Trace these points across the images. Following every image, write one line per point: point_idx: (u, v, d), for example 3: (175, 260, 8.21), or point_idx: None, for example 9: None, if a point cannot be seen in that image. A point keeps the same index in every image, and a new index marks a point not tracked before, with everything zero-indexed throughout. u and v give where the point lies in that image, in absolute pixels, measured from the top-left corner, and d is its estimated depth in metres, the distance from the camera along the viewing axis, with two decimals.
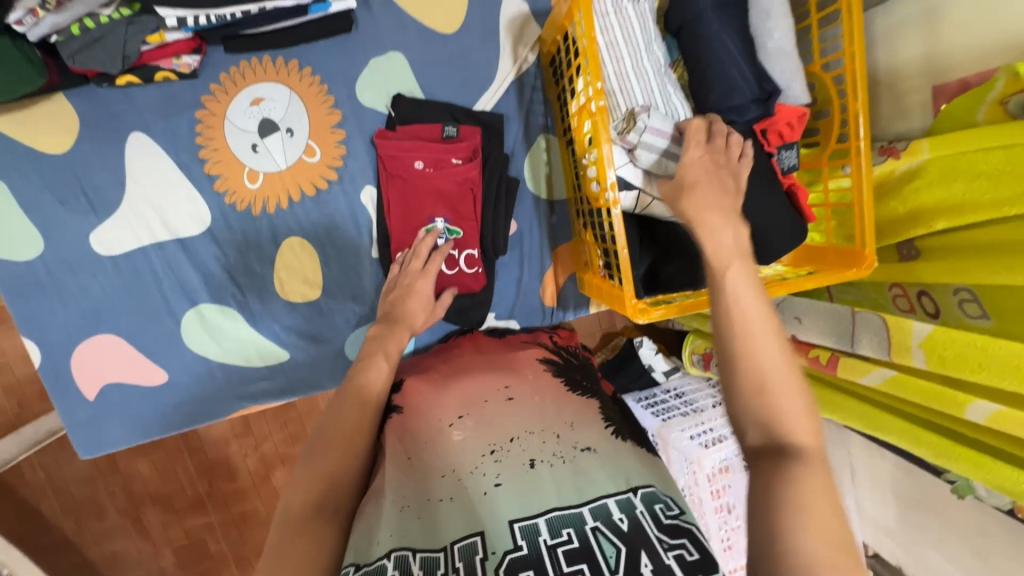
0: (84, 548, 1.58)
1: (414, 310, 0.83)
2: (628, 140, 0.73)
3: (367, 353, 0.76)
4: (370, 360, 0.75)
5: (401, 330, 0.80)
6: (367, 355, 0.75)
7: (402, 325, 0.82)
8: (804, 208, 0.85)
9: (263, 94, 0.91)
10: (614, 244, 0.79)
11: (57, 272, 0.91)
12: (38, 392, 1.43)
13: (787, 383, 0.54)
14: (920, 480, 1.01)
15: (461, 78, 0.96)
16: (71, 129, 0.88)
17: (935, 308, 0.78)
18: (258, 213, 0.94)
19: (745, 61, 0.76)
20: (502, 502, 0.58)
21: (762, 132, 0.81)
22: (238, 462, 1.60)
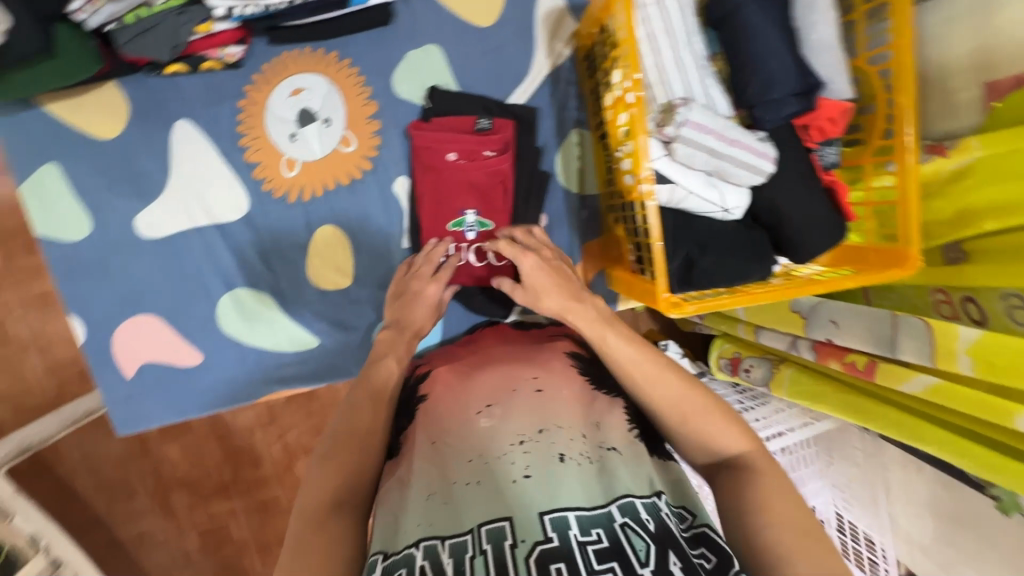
0: (114, 528, 1.63)
1: (422, 318, 0.84)
2: (666, 133, 0.75)
3: (378, 355, 0.77)
4: (380, 362, 0.76)
5: (406, 335, 0.81)
6: (377, 357, 0.76)
7: (407, 328, 0.81)
8: (845, 205, 0.82)
9: (302, 85, 0.94)
10: (648, 237, 0.78)
11: (104, 254, 0.95)
12: (77, 374, 1.49)
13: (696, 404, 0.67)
14: (961, 496, 0.98)
15: (496, 71, 0.97)
16: (121, 116, 0.91)
17: (981, 314, 0.76)
18: (294, 200, 0.96)
19: (789, 52, 0.73)
20: (531, 493, 0.57)
21: (803, 128, 0.81)
22: (262, 450, 1.63)
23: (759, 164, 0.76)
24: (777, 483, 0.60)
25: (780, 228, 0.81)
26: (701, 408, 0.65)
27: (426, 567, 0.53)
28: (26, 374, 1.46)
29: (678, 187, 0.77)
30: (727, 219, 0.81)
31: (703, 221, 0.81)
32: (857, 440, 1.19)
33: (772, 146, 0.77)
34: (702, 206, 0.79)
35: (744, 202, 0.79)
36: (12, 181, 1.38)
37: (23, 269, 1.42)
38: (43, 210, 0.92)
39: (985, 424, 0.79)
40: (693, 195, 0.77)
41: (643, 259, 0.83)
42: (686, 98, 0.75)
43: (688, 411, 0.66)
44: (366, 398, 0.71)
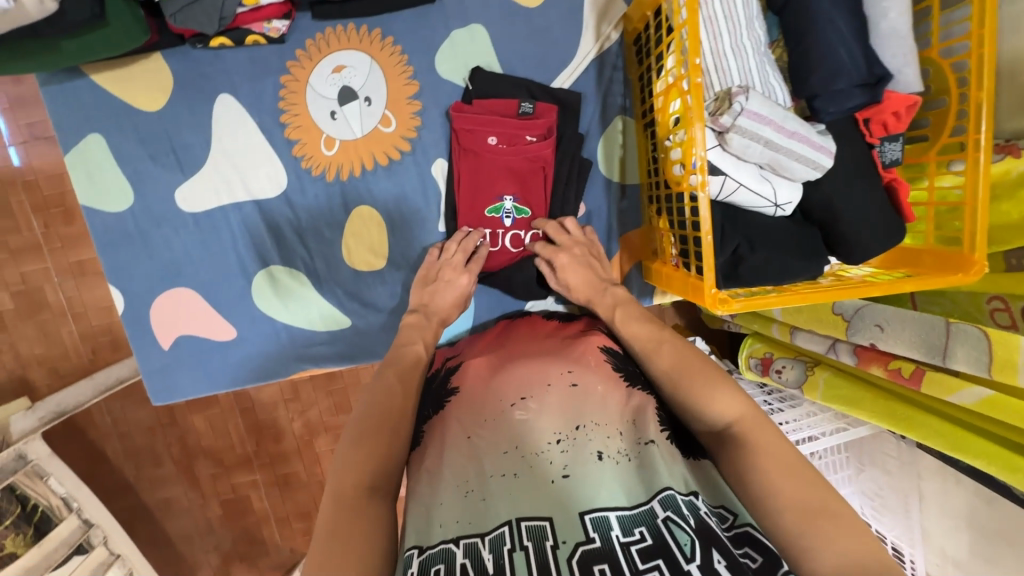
0: (141, 492, 1.68)
1: (447, 305, 0.86)
2: (720, 123, 0.71)
3: (405, 342, 0.78)
4: (408, 348, 0.77)
5: (433, 322, 0.83)
6: (404, 343, 0.78)
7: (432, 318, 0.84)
8: (904, 206, 0.78)
9: (345, 62, 0.92)
10: (694, 231, 0.76)
11: (145, 225, 0.96)
12: (110, 342, 1.52)
13: (702, 372, 0.68)
14: (1002, 509, 0.94)
15: (540, 54, 0.95)
16: (165, 87, 0.91)
17: None
18: (332, 179, 0.96)
19: (856, 42, 0.70)
20: (572, 491, 0.56)
21: (865, 122, 0.77)
22: (284, 425, 1.66)
23: (817, 159, 0.72)
24: (829, 488, 0.57)
25: (834, 224, 0.77)
26: (721, 400, 0.65)
27: (466, 565, 0.51)
28: (63, 340, 1.50)
29: (729, 179, 0.74)
30: (777, 215, 0.78)
31: (751, 216, 0.78)
32: (892, 447, 1.13)
33: (831, 140, 0.74)
34: (752, 201, 0.76)
35: (796, 197, 0.76)
36: (55, 150, 1.41)
37: (63, 237, 1.45)
38: (87, 179, 0.93)
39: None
40: (744, 188, 0.74)
41: (687, 253, 0.81)
42: (745, 86, 0.70)
43: (681, 375, 0.69)
44: (394, 378, 0.71)
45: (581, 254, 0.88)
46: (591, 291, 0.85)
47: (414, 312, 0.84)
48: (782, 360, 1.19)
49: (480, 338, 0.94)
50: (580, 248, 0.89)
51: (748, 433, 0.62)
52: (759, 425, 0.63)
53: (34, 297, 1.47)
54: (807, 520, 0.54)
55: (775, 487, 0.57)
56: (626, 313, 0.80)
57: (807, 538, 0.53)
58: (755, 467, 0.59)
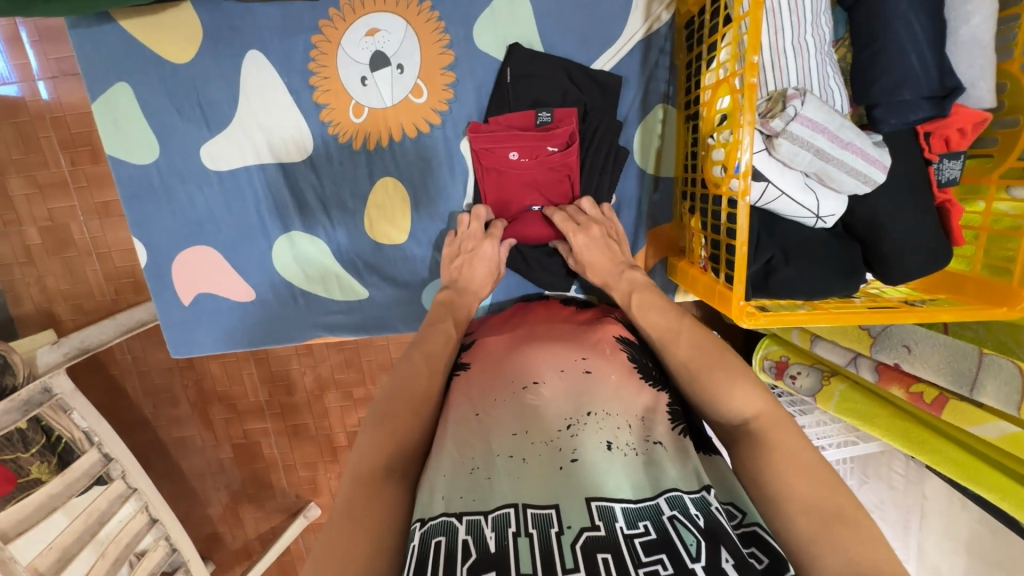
0: (158, 428, 1.75)
1: (478, 278, 0.87)
2: (771, 127, 0.67)
3: (435, 319, 0.79)
4: (438, 326, 0.78)
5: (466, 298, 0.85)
6: (435, 322, 0.78)
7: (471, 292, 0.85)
8: (955, 229, 0.74)
9: (379, 25, 0.88)
10: (728, 237, 0.73)
11: (169, 180, 0.95)
12: (133, 284, 1.54)
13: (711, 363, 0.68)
14: (1005, 540, 0.93)
15: (584, 32, 0.89)
16: (195, 39, 0.89)
17: None
18: (358, 147, 0.94)
19: (930, 48, 0.65)
20: (578, 477, 0.56)
21: (925, 136, 0.71)
22: (296, 379, 1.69)
23: (868, 172, 0.68)
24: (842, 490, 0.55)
25: (877, 242, 0.74)
26: (737, 396, 0.63)
27: (469, 542, 0.51)
28: (87, 278, 1.53)
29: (771, 185, 0.71)
30: (818, 226, 0.75)
31: (790, 226, 0.75)
32: (899, 465, 1.12)
33: (887, 153, 0.69)
34: (793, 210, 0.73)
35: (840, 210, 0.73)
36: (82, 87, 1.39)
37: (88, 175, 1.45)
38: (113, 129, 0.92)
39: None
40: (786, 197, 0.72)
41: (717, 260, 0.78)
42: (802, 88, 0.66)
43: (698, 368, 0.68)
44: (421, 359, 0.71)
45: (599, 234, 0.86)
46: (607, 274, 0.85)
47: (445, 290, 0.85)
48: (796, 364, 1.17)
49: (488, 321, 0.93)
50: (597, 228, 0.87)
51: (765, 430, 0.61)
52: (779, 422, 0.61)
53: (61, 233, 1.49)
54: (820, 526, 0.52)
55: (793, 492, 0.55)
56: (643, 299, 0.79)
57: (815, 547, 0.52)
58: (776, 468, 0.57)
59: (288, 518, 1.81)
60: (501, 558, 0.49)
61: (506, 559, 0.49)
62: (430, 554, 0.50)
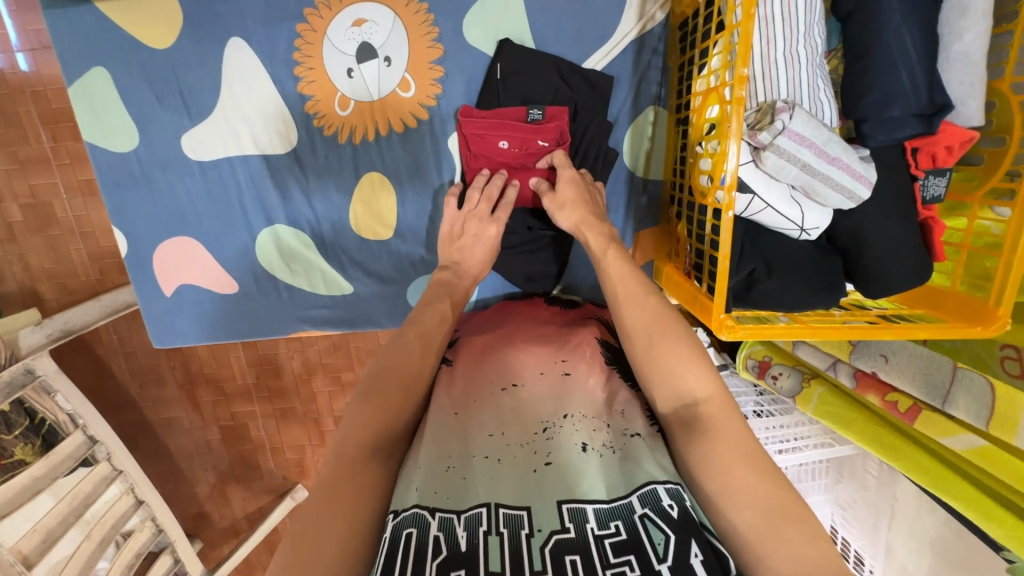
0: (145, 408, 1.75)
1: (477, 259, 0.83)
2: (758, 139, 0.67)
3: (433, 297, 0.75)
4: (435, 306, 0.74)
5: (464, 282, 0.81)
6: (433, 299, 0.75)
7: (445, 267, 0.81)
8: (937, 245, 0.74)
9: (366, 15, 0.86)
10: (711, 247, 0.73)
11: (150, 168, 0.93)
12: (118, 265, 1.52)
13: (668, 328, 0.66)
14: (970, 545, 0.96)
15: (576, 29, 0.87)
16: (175, 24, 0.86)
17: None
18: (344, 141, 0.92)
19: (921, 65, 0.64)
20: (552, 480, 0.58)
21: (913, 151, 0.72)
22: (284, 362, 1.69)
23: (853, 188, 0.68)
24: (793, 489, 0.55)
25: (858, 254, 0.74)
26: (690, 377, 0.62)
27: (440, 538, 0.51)
28: (71, 257, 1.51)
29: (757, 198, 0.71)
30: (801, 239, 0.75)
31: (775, 237, 0.75)
32: (873, 467, 1.14)
33: (873, 169, 0.69)
34: (778, 221, 0.73)
35: (825, 223, 0.73)
36: None
37: (71, 152, 1.42)
38: (91, 114, 0.90)
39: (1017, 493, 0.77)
40: (772, 209, 0.72)
41: (700, 268, 0.78)
42: (791, 101, 0.66)
43: (658, 333, 0.65)
44: (415, 339, 0.69)
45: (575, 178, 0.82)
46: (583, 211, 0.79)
47: (445, 269, 0.80)
48: (778, 365, 1.14)
49: (473, 318, 0.92)
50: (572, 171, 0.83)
51: (710, 414, 0.60)
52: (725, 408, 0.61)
53: (43, 211, 1.46)
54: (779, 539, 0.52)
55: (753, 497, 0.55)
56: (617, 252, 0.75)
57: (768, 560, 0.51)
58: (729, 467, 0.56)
59: (275, 500, 1.83)
60: (471, 558, 0.49)
61: (476, 559, 0.49)
62: (400, 546, 0.50)
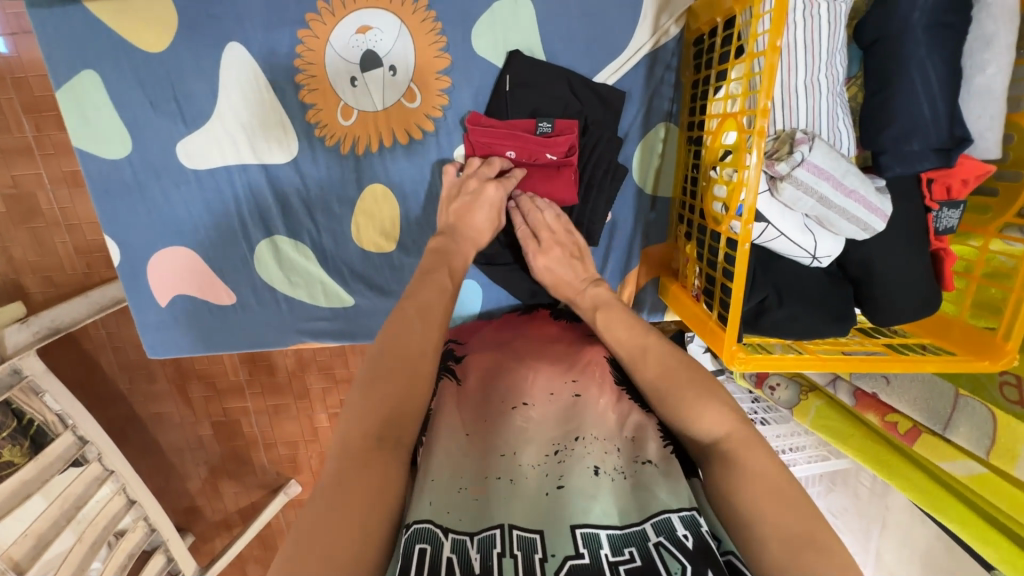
0: (134, 404, 1.72)
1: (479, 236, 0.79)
2: (775, 170, 0.65)
3: (429, 267, 0.72)
4: (433, 277, 0.70)
5: (462, 246, 0.77)
6: (429, 269, 0.71)
7: None
8: (947, 276, 0.74)
9: (371, 22, 0.82)
10: (722, 275, 0.73)
11: (143, 176, 0.90)
12: (106, 259, 1.48)
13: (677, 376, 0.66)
14: (960, 559, 0.98)
15: (588, 42, 0.85)
16: (169, 26, 0.82)
17: None
18: (346, 151, 0.89)
19: (943, 98, 0.63)
20: (566, 503, 0.56)
21: (928, 182, 0.72)
22: (278, 359, 1.67)
23: (869, 221, 0.67)
24: None
25: (869, 282, 0.73)
26: (706, 418, 0.61)
27: (453, 560, 0.49)
28: (56, 250, 1.46)
29: (771, 226, 0.70)
30: (813, 266, 0.74)
31: (787, 264, 0.74)
32: (866, 478, 1.16)
33: (888, 201, 0.68)
34: (789, 250, 0.72)
35: (837, 251, 0.72)
36: None
37: (55, 143, 1.37)
38: (82, 120, 0.86)
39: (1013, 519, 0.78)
40: (785, 238, 0.71)
41: (711, 294, 0.77)
42: (811, 132, 0.64)
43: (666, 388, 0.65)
44: None
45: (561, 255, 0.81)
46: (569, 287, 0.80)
47: (441, 235, 0.78)
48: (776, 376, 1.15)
49: (476, 334, 0.91)
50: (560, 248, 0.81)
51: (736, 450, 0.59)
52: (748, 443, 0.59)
53: (26, 203, 1.41)
54: None
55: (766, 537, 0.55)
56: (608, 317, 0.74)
57: None
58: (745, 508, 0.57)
59: (268, 494, 1.83)
60: None
61: None
62: (414, 561, 0.48)
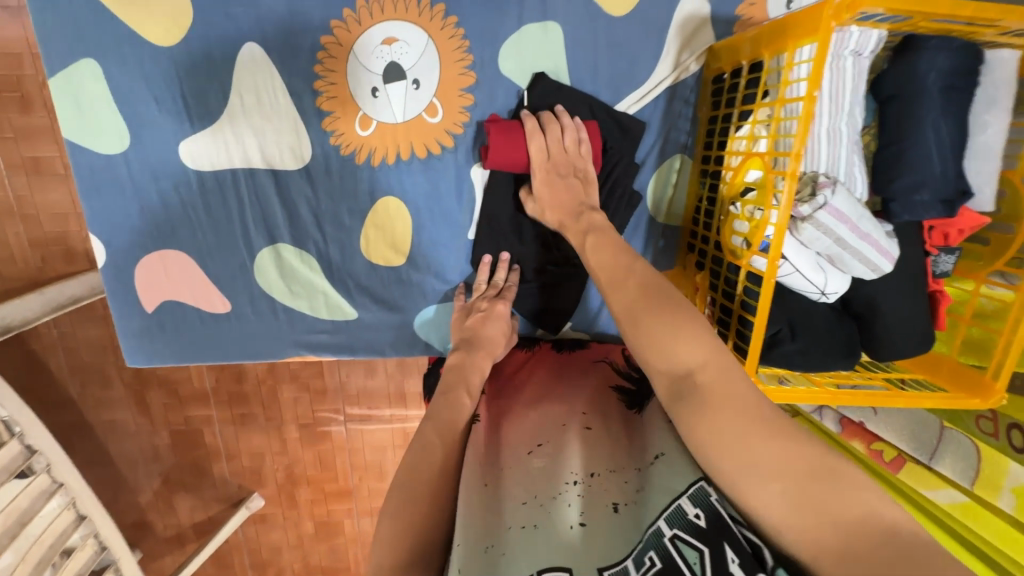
0: (84, 410, 1.51)
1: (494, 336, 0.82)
2: (798, 211, 0.68)
3: (449, 387, 0.72)
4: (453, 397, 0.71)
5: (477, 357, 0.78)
6: (448, 390, 0.72)
7: (485, 349, 0.79)
8: (940, 316, 0.79)
9: (398, 34, 0.81)
10: (740, 307, 0.75)
11: (138, 173, 0.85)
12: (64, 254, 1.30)
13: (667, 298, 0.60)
14: None
15: (611, 71, 0.86)
16: (183, 21, 0.78)
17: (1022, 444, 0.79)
18: (361, 161, 0.87)
19: (952, 155, 0.68)
20: (591, 544, 0.54)
21: (928, 229, 0.77)
22: (247, 366, 1.50)
23: (877, 262, 0.70)
24: None
25: (871, 320, 0.77)
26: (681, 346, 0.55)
27: None
28: (7, 240, 1.28)
29: (787, 262, 0.73)
30: (820, 301, 0.77)
31: (796, 298, 0.77)
32: None
33: (895, 244, 0.71)
34: (799, 284, 0.75)
35: (844, 288, 0.75)
36: (13, 26, 1.16)
37: (17, 128, 1.22)
38: (75, 111, 0.81)
39: (1011, 559, 0.77)
40: (798, 273, 0.74)
41: (725, 323, 0.79)
42: (833, 177, 0.68)
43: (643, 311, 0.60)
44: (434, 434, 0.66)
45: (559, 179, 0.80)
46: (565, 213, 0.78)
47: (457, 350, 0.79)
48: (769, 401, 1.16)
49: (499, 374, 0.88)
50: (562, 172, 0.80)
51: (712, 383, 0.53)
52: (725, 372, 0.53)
53: None
54: None
55: None
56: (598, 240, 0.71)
57: None
58: None
59: (228, 509, 1.62)
60: None
61: None
62: None
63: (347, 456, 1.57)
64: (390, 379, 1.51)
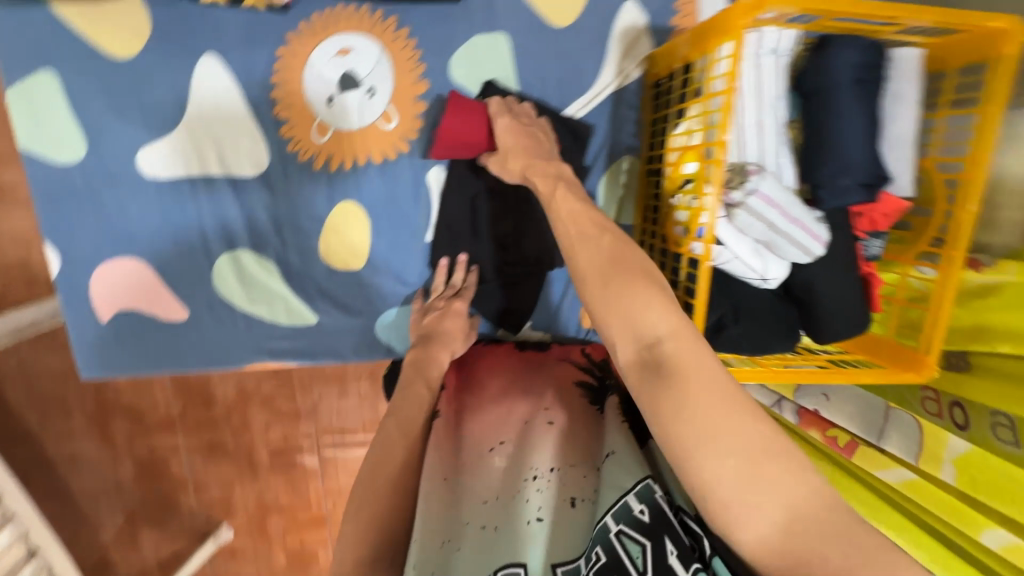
0: (44, 443, 1.43)
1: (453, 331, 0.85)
2: (731, 198, 0.74)
3: (407, 381, 0.75)
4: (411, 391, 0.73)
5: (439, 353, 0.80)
6: (407, 384, 0.74)
7: (442, 343, 0.81)
8: (875, 299, 0.83)
9: (352, 45, 0.85)
10: (685, 292, 0.78)
11: (95, 183, 0.86)
12: (26, 281, 1.28)
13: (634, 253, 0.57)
14: None
15: (558, 78, 0.91)
16: (142, 34, 0.81)
17: (964, 421, 0.79)
18: (320, 167, 0.89)
19: (869, 142, 0.73)
20: (547, 540, 0.56)
21: (856, 215, 0.81)
22: (214, 389, 1.46)
23: (810, 246, 0.74)
24: None
25: (812, 304, 0.80)
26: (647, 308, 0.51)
27: None
28: None
29: (724, 250, 0.74)
30: (762, 286, 0.79)
31: (741, 285, 0.80)
32: None
33: (824, 229, 0.75)
34: (739, 271, 0.77)
35: (783, 274, 0.77)
36: None
37: None
38: (33, 123, 0.82)
39: (960, 535, 0.76)
40: (738, 261, 0.75)
41: None
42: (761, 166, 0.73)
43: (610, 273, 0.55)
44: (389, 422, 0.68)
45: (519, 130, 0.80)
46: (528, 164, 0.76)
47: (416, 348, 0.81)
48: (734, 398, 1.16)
49: None
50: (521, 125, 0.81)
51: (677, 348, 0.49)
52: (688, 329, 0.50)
53: None
54: None
55: None
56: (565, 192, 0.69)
57: None
58: None
59: (193, 543, 1.51)
60: None
61: None
62: None
63: (320, 481, 1.51)
64: (362, 400, 1.47)
